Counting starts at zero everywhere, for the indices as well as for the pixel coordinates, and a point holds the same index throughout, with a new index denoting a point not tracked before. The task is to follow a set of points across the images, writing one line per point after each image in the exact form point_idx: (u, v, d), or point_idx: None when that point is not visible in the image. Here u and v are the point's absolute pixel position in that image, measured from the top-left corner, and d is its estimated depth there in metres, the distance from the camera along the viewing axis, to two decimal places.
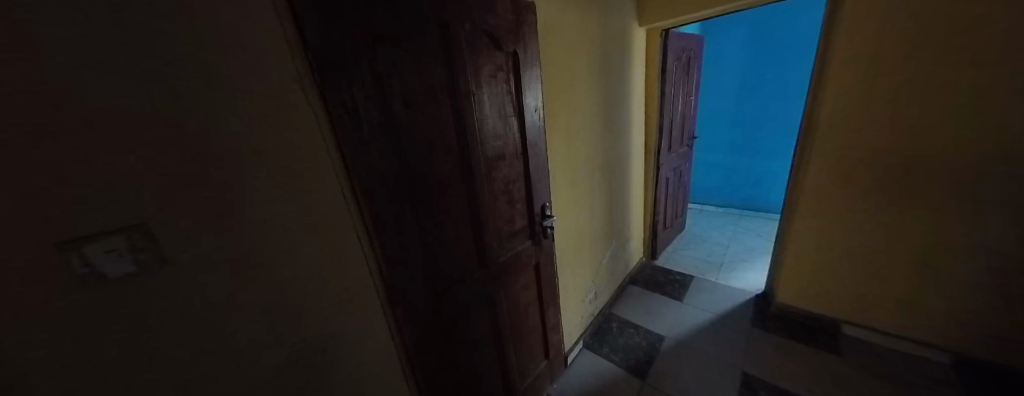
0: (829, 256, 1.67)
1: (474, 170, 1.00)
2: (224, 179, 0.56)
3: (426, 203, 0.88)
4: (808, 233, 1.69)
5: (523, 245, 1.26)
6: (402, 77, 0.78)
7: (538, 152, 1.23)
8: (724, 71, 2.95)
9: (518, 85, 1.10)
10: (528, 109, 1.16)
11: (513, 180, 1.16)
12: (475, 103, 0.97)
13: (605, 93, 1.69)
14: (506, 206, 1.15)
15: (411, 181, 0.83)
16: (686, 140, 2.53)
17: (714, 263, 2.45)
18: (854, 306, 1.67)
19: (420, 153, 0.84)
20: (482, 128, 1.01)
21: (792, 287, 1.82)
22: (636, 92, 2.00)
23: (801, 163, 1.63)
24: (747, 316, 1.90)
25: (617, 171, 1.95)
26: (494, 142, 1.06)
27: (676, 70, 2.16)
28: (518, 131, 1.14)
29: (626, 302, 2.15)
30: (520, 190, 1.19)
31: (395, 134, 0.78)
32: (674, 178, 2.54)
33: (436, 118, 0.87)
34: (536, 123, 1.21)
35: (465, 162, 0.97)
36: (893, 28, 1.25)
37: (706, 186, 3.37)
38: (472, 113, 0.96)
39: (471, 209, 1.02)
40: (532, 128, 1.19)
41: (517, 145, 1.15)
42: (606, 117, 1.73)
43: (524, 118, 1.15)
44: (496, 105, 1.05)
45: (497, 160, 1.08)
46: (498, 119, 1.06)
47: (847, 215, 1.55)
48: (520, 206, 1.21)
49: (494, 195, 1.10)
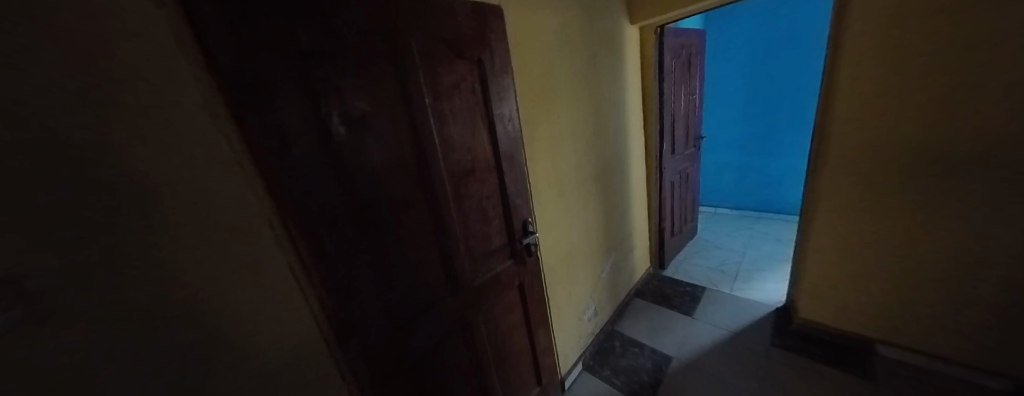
0: (856, 267, 1.49)
1: (436, 190, 0.92)
2: (122, 222, 0.50)
3: (380, 229, 0.80)
4: (829, 239, 1.52)
5: (503, 265, 1.17)
6: (341, 95, 0.71)
7: (515, 166, 1.14)
8: (731, 66, 2.77)
9: (486, 96, 1.02)
10: (501, 121, 1.07)
11: (486, 197, 1.07)
12: (434, 118, 0.89)
13: (594, 97, 1.59)
14: (480, 225, 1.07)
15: (358, 207, 0.75)
16: (692, 140, 2.38)
17: (728, 273, 2.27)
18: (888, 323, 1.48)
19: (369, 177, 0.77)
20: (444, 144, 0.93)
21: (815, 301, 1.64)
22: (631, 95, 1.88)
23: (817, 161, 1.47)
24: (765, 333, 1.73)
25: (614, 178, 1.82)
26: (461, 158, 0.98)
27: (676, 67, 2.02)
28: (489, 145, 1.06)
29: (631, 317, 2.00)
30: (495, 207, 1.11)
31: (335, 158, 0.71)
32: (681, 182, 2.37)
33: (386, 137, 0.79)
34: (511, 135, 1.12)
35: (425, 181, 0.89)
36: (916, 9, 1.11)
37: (718, 187, 3.17)
38: (430, 129, 0.88)
39: (436, 230, 0.94)
40: (507, 141, 1.10)
41: (488, 159, 1.06)
42: (596, 122, 1.62)
43: (495, 130, 1.06)
44: (461, 118, 0.97)
45: (465, 177, 1.00)
46: (464, 133, 0.98)
47: (873, 218, 1.39)
48: (497, 224, 1.12)
49: (464, 215, 1.01)
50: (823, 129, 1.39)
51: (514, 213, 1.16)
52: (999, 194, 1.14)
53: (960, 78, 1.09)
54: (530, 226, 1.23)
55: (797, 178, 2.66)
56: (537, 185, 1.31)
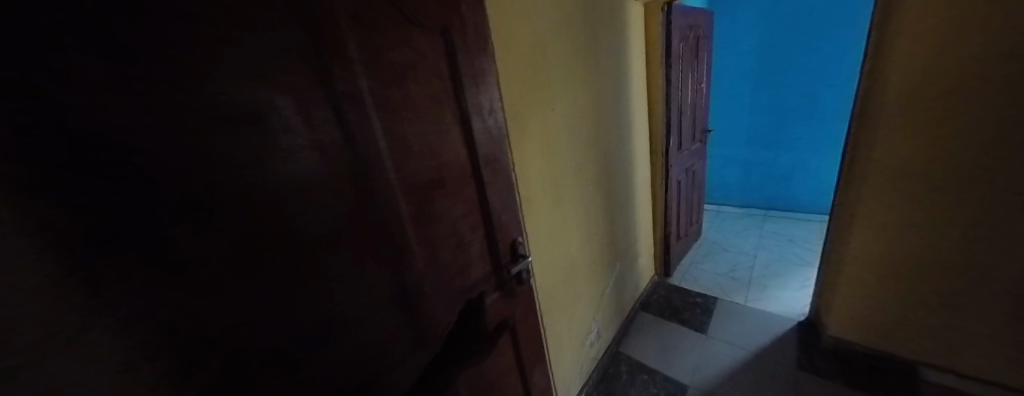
0: (899, 282, 1.28)
1: (387, 217, 0.59)
2: None
3: (304, 301, 0.46)
4: (868, 247, 1.32)
5: (488, 300, 0.89)
6: (174, 52, 0.33)
7: (503, 172, 0.87)
8: (739, 52, 2.55)
9: (464, 78, 0.74)
10: (484, 114, 0.79)
11: (465, 217, 0.78)
12: (374, 108, 0.55)
13: (594, 85, 1.34)
14: (455, 257, 0.77)
15: (256, 272, 0.41)
16: (699, 134, 2.15)
17: (741, 280, 2.07)
18: (935, 346, 1.27)
19: (257, 212, 0.40)
20: (394, 148, 0.59)
21: (848, 318, 1.43)
22: (635, 84, 1.63)
23: (864, 157, 1.25)
24: (790, 353, 1.52)
25: (617, 179, 1.58)
26: (421, 167, 0.66)
27: (684, 51, 1.78)
28: (467, 146, 0.76)
29: (637, 335, 1.78)
30: (478, 228, 0.83)
31: (162, 185, 0.33)
32: (687, 181, 2.15)
33: (287, 139, 0.42)
34: (497, 132, 0.84)
35: (368, 208, 0.55)
36: None
37: (722, 183, 2.97)
38: (371, 126, 0.54)
39: (398, 276, 0.62)
40: (491, 140, 0.82)
41: (466, 166, 0.77)
42: (597, 114, 1.38)
43: (477, 126, 0.78)
44: (424, 109, 0.65)
45: (431, 194, 0.69)
46: (426, 131, 0.66)
47: (927, 223, 1.18)
48: (481, 251, 0.85)
49: (433, 247, 0.71)
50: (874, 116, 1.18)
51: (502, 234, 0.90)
52: None
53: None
54: (523, 248, 0.96)
55: (811, 172, 2.50)
56: (529, 195, 1.06)
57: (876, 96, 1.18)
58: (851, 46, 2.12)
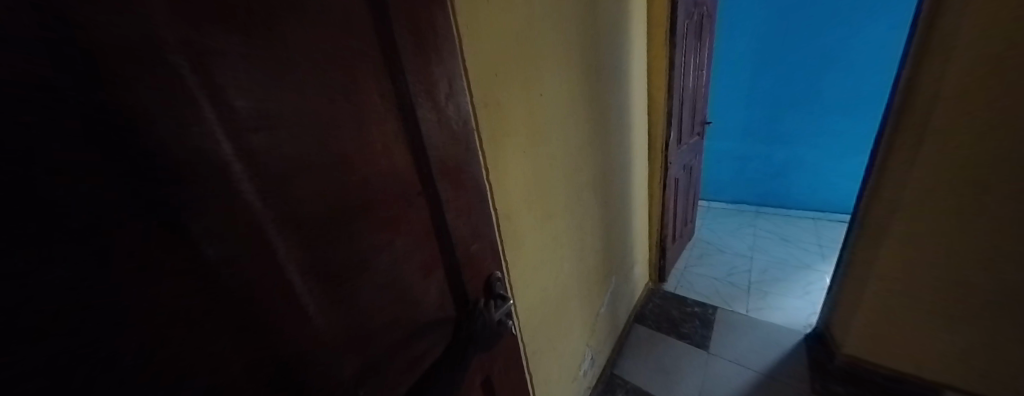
0: (941, 300, 1.11)
1: (241, 299, 0.29)
2: None
3: None
4: (909, 259, 1.14)
5: (476, 370, 0.61)
6: None
7: (474, 186, 0.58)
8: (740, 37, 2.33)
9: (411, 34, 0.43)
10: (442, 97, 0.49)
11: (414, 263, 0.49)
12: (177, 70, 0.23)
13: (591, 66, 1.08)
14: (402, 332, 0.47)
15: None
16: (698, 126, 1.94)
17: (739, 286, 1.91)
18: (965, 369, 1.14)
19: None
20: (252, 161, 0.27)
21: (868, 336, 1.28)
22: (635, 68, 1.38)
23: (913, 155, 1.06)
24: (801, 374, 1.37)
25: (616, 179, 1.35)
26: (326, 194, 0.35)
27: (689, 30, 1.54)
28: (412, 150, 0.46)
29: (634, 355, 1.58)
30: (432, 274, 0.53)
31: None
32: (684, 178, 1.95)
33: None
34: (465, 127, 0.55)
35: (178, 291, 0.24)
36: None
37: (716, 179, 2.80)
38: (169, 108, 0.22)
39: (299, 386, 0.35)
40: (455, 139, 0.53)
41: (413, 183, 0.46)
42: (594, 103, 1.12)
43: (434, 117, 0.48)
44: (322, 81, 0.33)
45: (350, 240, 0.38)
46: (330, 123, 0.34)
47: (975, 235, 1.01)
48: (443, 308, 0.55)
49: (359, 327, 0.41)
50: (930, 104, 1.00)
51: (471, 276, 0.61)
52: None
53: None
54: (500, 287, 0.67)
55: (806, 168, 2.38)
56: (510, 208, 0.79)
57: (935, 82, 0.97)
58: (859, 29, 1.95)
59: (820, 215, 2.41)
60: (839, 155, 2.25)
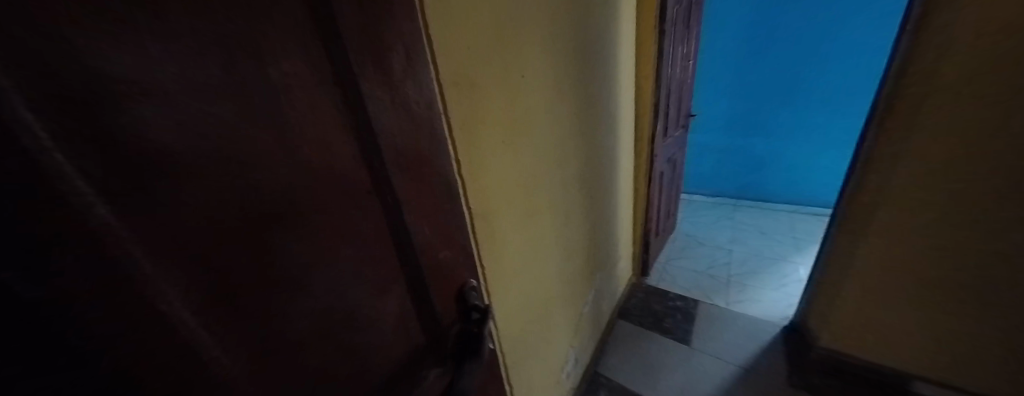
0: (915, 294, 1.14)
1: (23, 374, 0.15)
2: None
3: None
4: (885, 256, 1.15)
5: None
6: None
7: (437, 181, 0.46)
8: (726, 27, 2.28)
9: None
10: (394, 57, 0.36)
11: (365, 288, 0.36)
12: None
13: (578, 48, 0.98)
14: (350, 374, 0.36)
15: None
16: (683, 118, 1.90)
17: (719, 279, 1.92)
18: (931, 358, 1.19)
19: None
20: (30, 99, 0.13)
21: (843, 330, 1.30)
22: (623, 54, 1.30)
23: (892, 156, 1.05)
24: (781, 367, 1.38)
25: (603, 172, 1.28)
26: (206, 184, 0.20)
27: (678, 16, 1.47)
28: (360, 132, 0.32)
29: (618, 351, 1.54)
30: (387, 295, 0.40)
31: None
32: (668, 171, 1.91)
33: None
34: (427, 105, 0.42)
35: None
36: None
37: (696, 172, 2.80)
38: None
39: None
40: (411, 120, 0.40)
41: (358, 177, 0.33)
42: (581, 88, 1.03)
43: (385, 86, 0.35)
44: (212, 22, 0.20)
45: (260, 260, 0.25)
46: (203, 62, 0.19)
47: (952, 231, 1.02)
48: (404, 335, 0.44)
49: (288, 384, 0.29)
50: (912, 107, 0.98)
51: (435, 292, 0.49)
52: None
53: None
54: (475, 299, 0.57)
55: (782, 161, 2.43)
56: (488, 204, 0.70)
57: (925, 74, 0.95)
58: (842, 22, 1.96)
59: (794, 208, 2.48)
60: (816, 149, 2.30)
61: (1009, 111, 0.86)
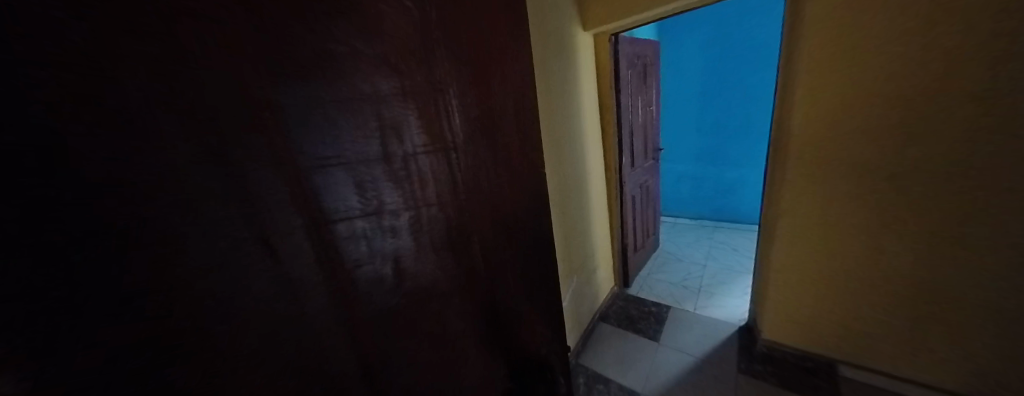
0: (824, 289, 1.42)
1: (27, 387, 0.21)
2: None
3: None
4: (795, 260, 1.45)
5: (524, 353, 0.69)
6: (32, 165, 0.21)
7: (462, 227, 0.49)
8: (688, 77, 2.78)
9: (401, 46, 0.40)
10: (428, 124, 0.43)
11: (363, 342, 0.39)
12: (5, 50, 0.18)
13: (549, 107, 1.41)
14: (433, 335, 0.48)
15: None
16: (651, 152, 2.30)
17: (691, 289, 2.19)
18: (850, 345, 1.43)
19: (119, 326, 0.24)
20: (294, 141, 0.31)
21: (778, 323, 1.57)
22: (588, 108, 1.73)
23: (781, 180, 1.39)
24: (732, 357, 1.63)
25: (573, 194, 1.67)
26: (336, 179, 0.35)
27: (632, 77, 1.94)
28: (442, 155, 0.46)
29: (596, 347, 1.83)
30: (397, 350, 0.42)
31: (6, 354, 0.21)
32: (641, 195, 2.27)
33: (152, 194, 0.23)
34: (460, 156, 0.48)
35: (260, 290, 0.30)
36: (870, 22, 1.07)
37: (677, 198, 3.14)
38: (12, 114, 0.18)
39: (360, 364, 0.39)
40: (437, 176, 0.45)
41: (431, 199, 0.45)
42: (551, 134, 1.43)
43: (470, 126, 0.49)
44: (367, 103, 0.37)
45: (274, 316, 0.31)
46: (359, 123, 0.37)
47: (837, 237, 1.33)
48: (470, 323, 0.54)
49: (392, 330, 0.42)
50: (783, 145, 1.34)
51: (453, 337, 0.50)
52: (944, 216, 1.13)
53: (934, 89, 1.04)
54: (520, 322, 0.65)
55: (751, 188, 2.73)
56: None
57: (785, 119, 1.33)
58: None
59: None
60: None
61: (853, 147, 1.20)
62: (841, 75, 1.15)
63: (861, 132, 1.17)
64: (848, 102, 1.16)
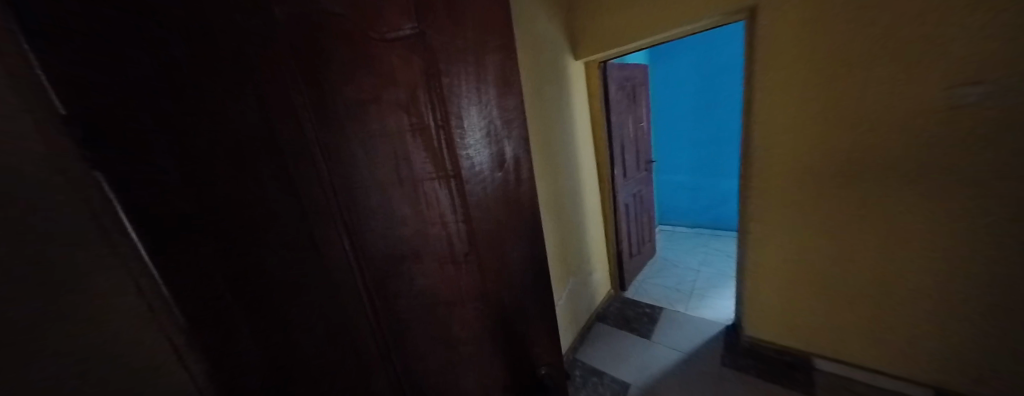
0: (798, 287, 1.56)
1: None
2: None
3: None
4: (770, 260, 1.59)
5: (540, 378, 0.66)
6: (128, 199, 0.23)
7: (471, 267, 0.45)
8: (678, 95, 2.99)
9: (401, 71, 0.36)
10: (434, 152, 0.39)
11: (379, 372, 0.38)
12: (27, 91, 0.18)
13: (543, 126, 1.63)
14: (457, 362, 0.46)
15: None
16: (643, 164, 2.50)
17: (684, 292, 2.33)
18: (825, 339, 1.55)
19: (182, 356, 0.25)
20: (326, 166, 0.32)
21: (759, 320, 1.70)
22: (580, 126, 1.95)
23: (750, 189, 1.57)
24: (718, 351, 1.76)
25: (568, 202, 1.87)
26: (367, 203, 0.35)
27: (621, 98, 2.16)
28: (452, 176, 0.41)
29: (593, 344, 1.97)
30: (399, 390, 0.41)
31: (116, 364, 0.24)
32: (634, 204, 2.46)
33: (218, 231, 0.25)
34: (466, 190, 0.42)
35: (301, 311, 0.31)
36: (812, 53, 1.25)
37: (674, 207, 3.29)
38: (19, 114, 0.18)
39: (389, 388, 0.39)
40: (444, 207, 0.41)
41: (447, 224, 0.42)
42: (545, 150, 1.65)
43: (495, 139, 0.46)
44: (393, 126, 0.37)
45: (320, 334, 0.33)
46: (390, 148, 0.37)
47: (804, 239, 1.48)
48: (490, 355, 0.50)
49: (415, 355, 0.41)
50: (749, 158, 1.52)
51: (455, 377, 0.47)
52: (895, 218, 1.28)
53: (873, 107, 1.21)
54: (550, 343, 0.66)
55: None
56: None
57: None
58: None
59: None
60: None
61: (809, 159, 1.36)
62: (794, 98, 1.33)
63: (815, 146, 1.34)
64: (801, 118, 1.34)
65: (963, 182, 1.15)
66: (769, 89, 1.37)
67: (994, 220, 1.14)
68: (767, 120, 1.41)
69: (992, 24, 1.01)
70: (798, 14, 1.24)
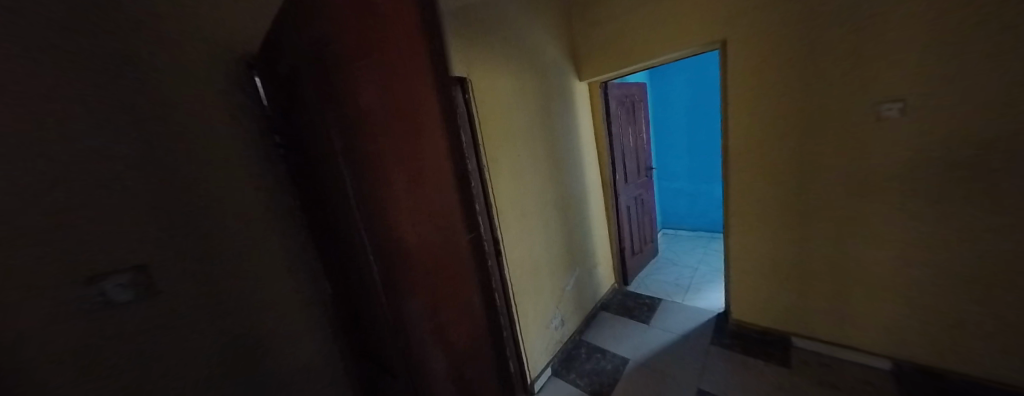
0: (770, 274, 1.81)
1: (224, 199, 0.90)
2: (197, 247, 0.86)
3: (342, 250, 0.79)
4: (747, 250, 1.85)
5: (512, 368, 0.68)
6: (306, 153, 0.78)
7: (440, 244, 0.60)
8: (678, 109, 3.24)
9: None
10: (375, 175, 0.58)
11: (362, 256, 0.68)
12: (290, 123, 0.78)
13: (550, 137, 1.94)
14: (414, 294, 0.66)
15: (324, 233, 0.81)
16: (644, 170, 2.79)
17: (682, 287, 2.55)
18: (799, 320, 1.77)
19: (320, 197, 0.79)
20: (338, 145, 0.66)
21: (742, 304, 1.94)
22: (584, 137, 2.26)
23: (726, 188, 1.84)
24: (706, 333, 2.00)
25: (574, 201, 2.16)
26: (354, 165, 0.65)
27: (620, 112, 2.47)
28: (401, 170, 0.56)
29: (597, 328, 2.23)
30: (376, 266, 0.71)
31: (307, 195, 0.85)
32: (635, 206, 2.72)
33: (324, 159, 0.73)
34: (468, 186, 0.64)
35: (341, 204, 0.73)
36: (770, 77, 1.54)
37: (676, 212, 3.52)
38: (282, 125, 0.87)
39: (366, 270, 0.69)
40: (380, 211, 0.61)
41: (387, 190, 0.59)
42: (552, 156, 1.96)
43: None
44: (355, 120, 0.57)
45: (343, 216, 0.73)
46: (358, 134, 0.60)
47: (775, 231, 1.73)
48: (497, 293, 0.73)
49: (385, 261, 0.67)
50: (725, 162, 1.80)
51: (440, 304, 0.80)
52: (848, 211, 1.51)
53: (822, 120, 1.47)
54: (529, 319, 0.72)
55: None
56: (504, 209, 1.62)
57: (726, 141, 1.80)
58: None
59: None
60: None
61: (772, 162, 1.64)
62: (759, 112, 1.61)
63: (777, 151, 1.61)
64: (763, 129, 1.62)
65: (902, 181, 1.37)
66: (737, 104, 1.66)
67: (933, 214, 1.35)
68: (738, 130, 1.69)
69: (912, 50, 1.25)
70: (756, 46, 1.55)
